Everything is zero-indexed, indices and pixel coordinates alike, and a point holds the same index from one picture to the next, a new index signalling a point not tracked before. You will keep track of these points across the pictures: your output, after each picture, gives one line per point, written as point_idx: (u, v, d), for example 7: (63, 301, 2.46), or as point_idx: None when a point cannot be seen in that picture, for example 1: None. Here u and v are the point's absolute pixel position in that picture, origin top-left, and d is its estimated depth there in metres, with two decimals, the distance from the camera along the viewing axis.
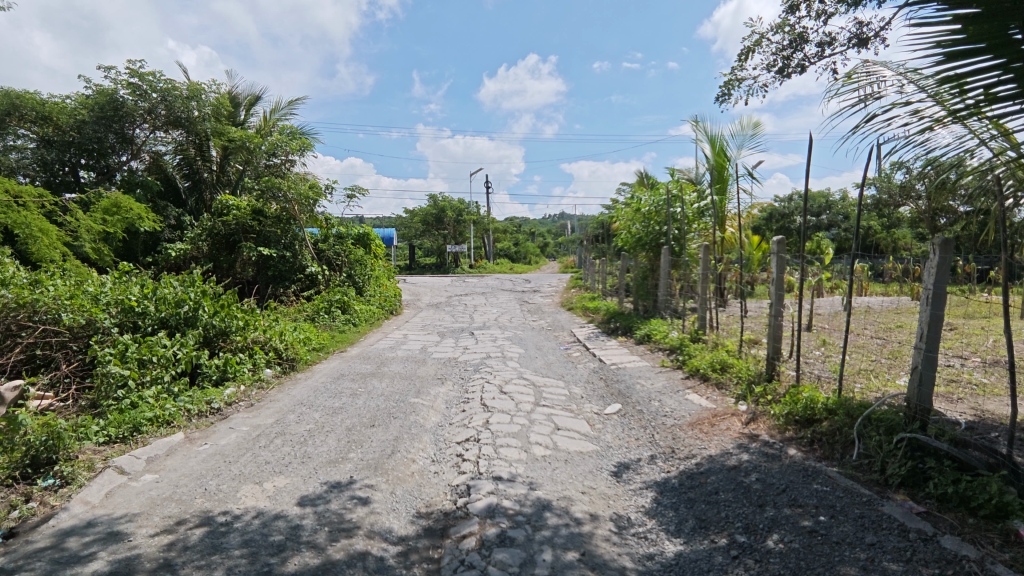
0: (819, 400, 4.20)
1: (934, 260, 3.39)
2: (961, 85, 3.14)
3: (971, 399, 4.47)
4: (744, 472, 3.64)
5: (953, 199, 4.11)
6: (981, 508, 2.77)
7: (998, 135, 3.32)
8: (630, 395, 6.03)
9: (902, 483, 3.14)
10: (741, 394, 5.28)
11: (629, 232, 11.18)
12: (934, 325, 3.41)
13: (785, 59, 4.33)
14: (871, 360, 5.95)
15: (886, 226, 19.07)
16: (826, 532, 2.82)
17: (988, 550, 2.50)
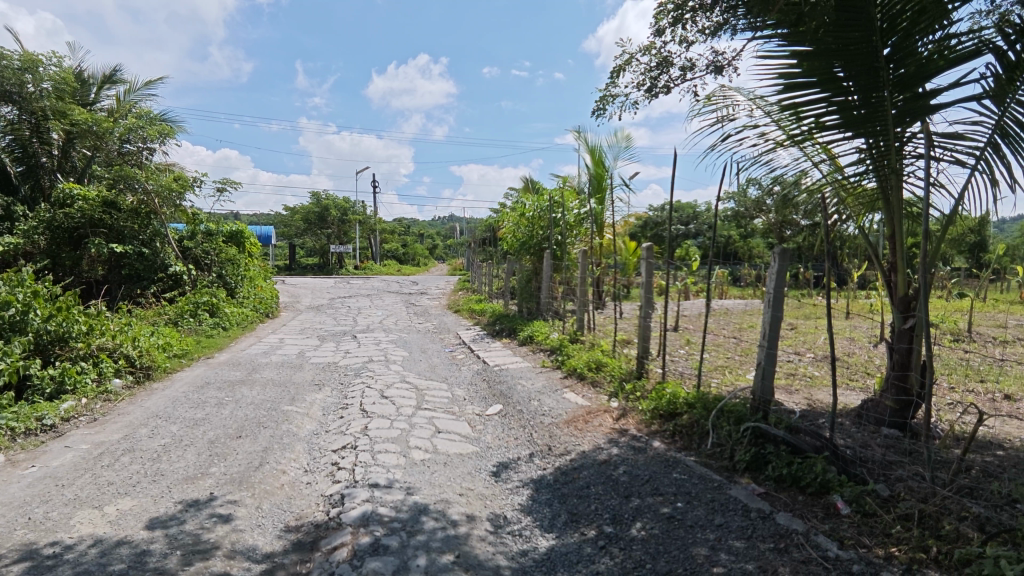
0: (681, 395, 4.55)
1: (774, 267, 3.79)
2: (798, 112, 3.60)
3: (804, 390, 5.09)
4: (613, 466, 3.85)
5: (794, 213, 4.63)
6: (809, 486, 3.14)
7: (826, 160, 3.83)
8: (511, 395, 6.16)
9: (746, 467, 3.49)
10: (613, 392, 5.58)
11: (514, 236, 11.42)
12: (774, 325, 3.83)
13: (653, 80, 4.63)
14: (726, 357, 6.57)
15: (742, 235, 21.15)
16: (683, 517, 3.06)
17: (813, 522, 2.84)
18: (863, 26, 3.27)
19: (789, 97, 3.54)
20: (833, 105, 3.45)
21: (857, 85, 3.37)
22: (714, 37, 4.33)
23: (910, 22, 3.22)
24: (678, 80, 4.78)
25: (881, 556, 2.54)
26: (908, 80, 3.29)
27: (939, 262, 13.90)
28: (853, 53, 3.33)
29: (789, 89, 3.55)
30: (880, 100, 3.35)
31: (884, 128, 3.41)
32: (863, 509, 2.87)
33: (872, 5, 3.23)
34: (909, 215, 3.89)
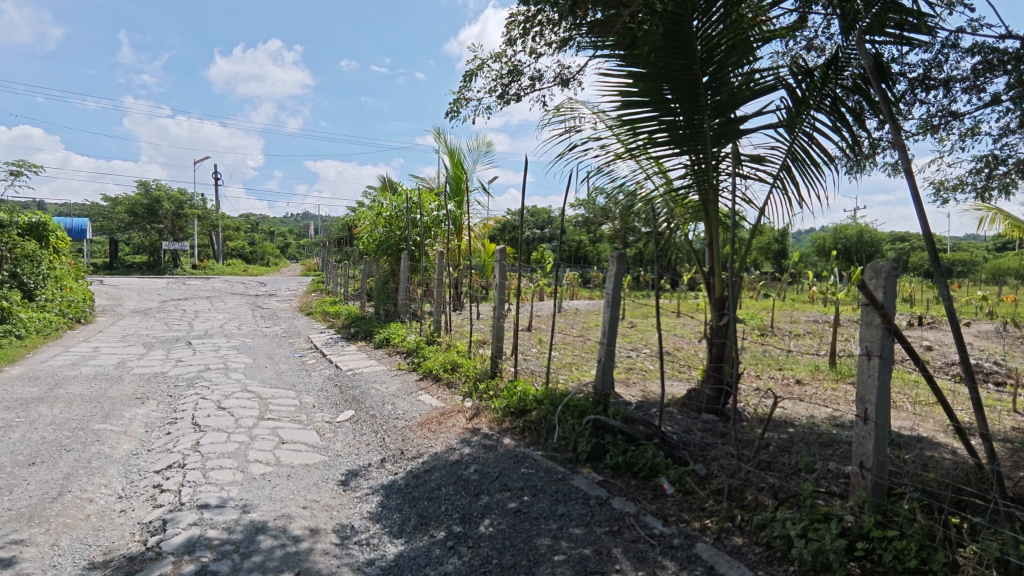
0: (530, 392, 4.73)
1: (613, 270, 4.10)
2: (634, 128, 3.93)
3: (641, 383, 5.56)
4: (464, 465, 3.89)
5: (632, 221, 5.04)
6: (640, 471, 3.44)
7: (657, 172, 4.22)
8: (364, 400, 5.96)
9: (587, 457, 3.73)
10: (468, 391, 5.65)
11: (370, 235, 11.07)
12: (613, 324, 4.13)
13: (504, 87, 4.76)
14: (574, 355, 6.96)
15: (592, 240, 22.58)
16: (528, 510, 3.18)
17: (643, 504, 3.11)
18: (686, 55, 3.65)
19: (626, 114, 3.86)
20: (663, 124, 3.81)
21: (683, 107, 3.76)
22: (560, 52, 4.56)
23: (724, 55, 3.65)
24: (526, 89, 4.97)
25: (697, 529, 2.84)
26: (722, 106, 3.72)
27: (751, 268, 16.01)
28: (677, 78, 3.70)
29: (626, 106, 3.86)
30: (700, 123, 3.76)
31: (703, 147, 3.83)
32: (684, 488, 3.20)
33: (694, 36, 3.62)
34: (725, 225, 4.40)
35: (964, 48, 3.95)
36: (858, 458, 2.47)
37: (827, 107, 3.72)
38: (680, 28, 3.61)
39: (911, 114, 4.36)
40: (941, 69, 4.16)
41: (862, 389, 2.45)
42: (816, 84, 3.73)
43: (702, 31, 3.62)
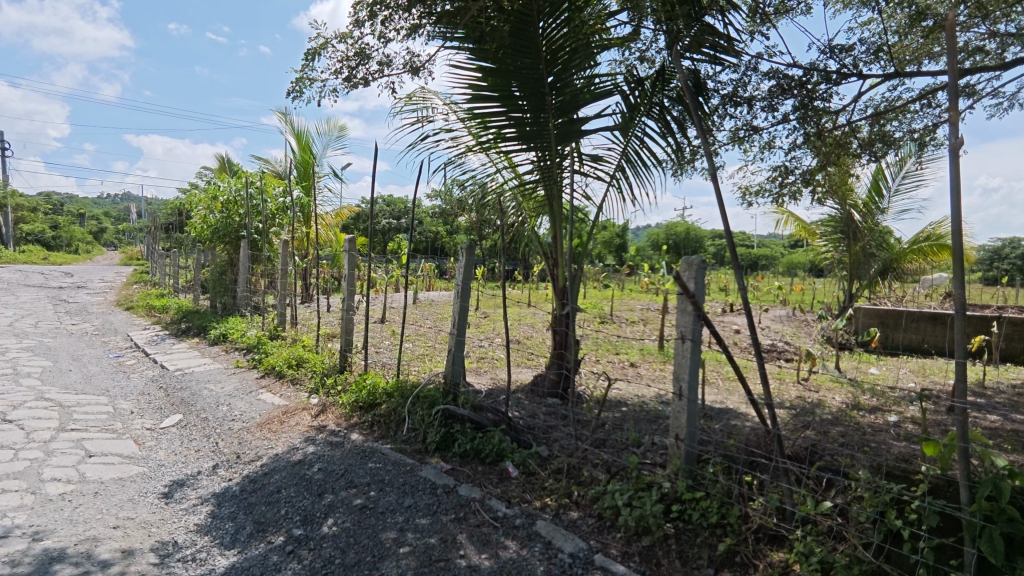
0: (380, 385, 4.63)
1: (462, 262, 4.14)
2: (484, 122, 4.01)
3: (492, 372, 5.72)
4: (307, 465, 3.71)
5: (483, 213, 5.12)
6: (487, 456, 3.55)
7: (506, 167, 4.34)
8: (194, 402, 5.41)
9: (436, 447, 3.78)
10: (314, 388, 5.38)
11: (203, 221, 10.02)
12: (462, 315, 4.18)
13: (350, 69, 4.56)
14: (427, 346, 6.94)
15: (449, 231, 22.60)
16: (374, 505, 3.12)
17: (488, 488, 3.22)
18: (532, 54, 3.80)
19: (476, 108, 3.93)
20: (510, 119, 3.93)
21: (529, 105, 3.91)
22: (410, 39, 4.47)
23: (567, 58, 3.84)
24: (375, 74, 4.80)
25: (538, 507, 3.00)
26: (565, 106, 3.91)
27: (596, 261, 17.14)
28: (523, 75, 3.85)
29: (475, 100, 3.92)
30: (545, 121, 3.93)
31: (547, 145, 4.01)
32: (527, 469, 3.37)
33: (539, 37, 3.77)
34: (572, 219, 4.62)
35: (763, 72, 4.57)
36: (675, 431, 2.77)
37: (655, 115, 4.10)
38: (526, 28, 3.75)
39: (723, 126, 4.95)
40: (745, 88, 4.77)
41: (678, 368, 2.74)
42: (645, 93, 4.08)
43: (546, 33, 3.78)
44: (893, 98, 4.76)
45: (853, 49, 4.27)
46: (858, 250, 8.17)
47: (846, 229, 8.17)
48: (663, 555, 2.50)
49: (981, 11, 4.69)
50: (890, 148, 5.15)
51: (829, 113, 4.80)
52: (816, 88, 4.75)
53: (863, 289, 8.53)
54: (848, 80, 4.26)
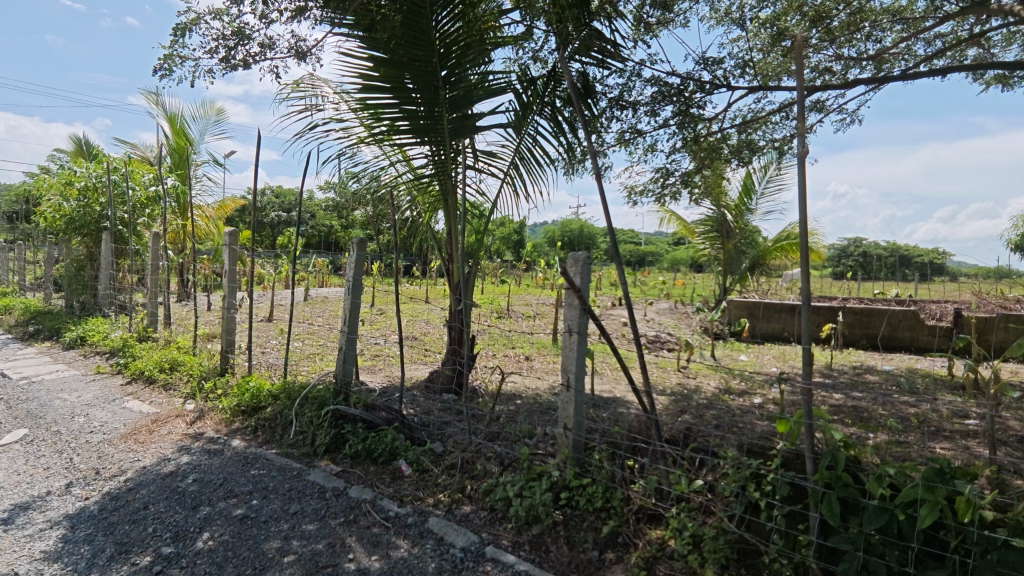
0: (265, 387, 4.37)
1: (354, 256, 4.01)
2: (376, 113, 3.91)
3: (386, 369, 5.61)
4: (180, 477, 3.43)
5: (378, 206, 4.98)
6: (379, 456, 3.48)
7: (400, 160, 4.25)
8: (44, 414, 4.80)
9: (326, 449, 3.64)
10: (189, 393, 4.96)
11: (54, 210, 8.85)
12: (354, 311, 4.04)
13: (227, 50, 4.24)
14: (319, 344, 6.66)
15: (344, 225, 21.78)
16: (256, 514, 2.95)
17: (380, 489, 3.17)
18: (425, 47, 3.75)
19: (367, 98, 3.82)
20: (403, 112, 3.86)
21: (422, 98, 3.86)
22: (294, 21, 4.24)
23: (461, 53, 3.82)
24: (255, 56, 4.50)
25: (431, 504, 3.00)
26: (458, 101, 3.90)
27: (494, 257, 17.30)
28: (416, 68, 3.80)
29: (366, 90, 3.81)
30: (439, 115, 3.89)
31: (441, 139, 3.98)
32: (420, 466, 3.34)
33: (432, 30, 3.73)
34: (468, 214, 4.62)
35: (646, 78, 4.84)
36: (563, 421, 2.87)
37: (547, 114, 4.20)
38: (419, 19, 3.69)
39: (610, 128, 5.19)
40: (630, 93, 5.03)
41: (565, 361, 2.84)
42: (537, 93, 4.17)
43: (439, 26, 3.74)
44: (757, 110, 5.23)
45: (723, 63, 4.64)
46: (731, 248, 9.02)
47: (720, 229, 9.00)
48: (551, 542, 2.59)
49: (829, 35, 5.26)
50: (755, 155, 5.66)
51: (704, 120, 5.18)
52: (692, 97, 5.10)
53: (735, 283, 9.36)
54: (718, 91, 4.62)
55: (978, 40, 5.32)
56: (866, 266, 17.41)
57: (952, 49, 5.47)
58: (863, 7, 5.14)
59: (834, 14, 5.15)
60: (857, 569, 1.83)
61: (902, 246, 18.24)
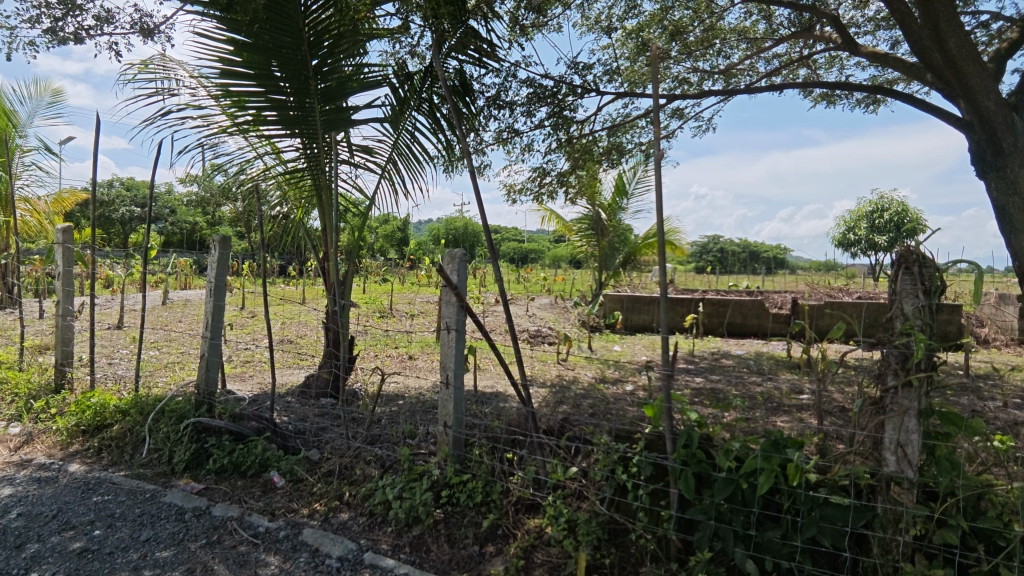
0: (112, 402, 3.91)
1: (215, 255, 3.69)
2: (239, 101, 3.63)
3: (258, 376, 5.25)
4: (0, 512, 2.96)
5: (244, 201, 4.62)
6: (249, 469, 3.25)
7: (268, 152, 3.98)
8: None
9: (186, 467, 3.34)
10: (15, 414, 4.31)
11: None
12: (217, 314, 3.72)
13: (53, 20, 3.73)
14: (179, 352, 6.08)
15: (208, 222, 20.03)
16: (98, 546, 2.62)
17: (248, 504, 2.97)
18: (293, 33, 3.54)
19: (229, 85, 3.54)
20: (270, 102, 3.63)
21: (291, 88, 3.65)
22: None
23: (333, 42, 3.65)
24: (91, 29, 3.99)
25: (305, 515, 2.86)
26: (331, 93, 3.73)
27: (376, 255, 16.84)
28: (284, 55, 3.58)
29: (227, 76, 3.53)
30: (310, 106, 3.70)
31: (313, 132, 3.78)
32: (294, 476, 3.17)
33: (300, 16, 3.54)
34: (345, 211, 4.43)
35: (522, 79, 4.96)
36: (443, 418, 2.86)
37: (425, 110, 4.14)
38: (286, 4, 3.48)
39: (487, 127, 5.26)
40: (507, 93, 5.13)
41: (444, 358, 2.84)
42: (415, 88, 4.10)
43: (308, 13, 3.55)
44: (624, 114, 5.55)
45: (592, 69, 4.88)
46: (606, 245, 9.57)
47: (596, 226, 9.50)
48: (432, 541, 2.59)
49: (686, 49, 5.72)
50: (624, 157, 6.01)
51: (575, 122, 5.40)
52: (564, 99, 5.31)
53: (610, 278, 9.88)
54: (588, 95, 4.84)
55: (806, 61, 6.06)
56: (722, 261, 19.21)
57: (787, 68, 6.18)
58: (714, 25, 5.65)
59: (690, 30, 5.61)
60: (709, 536, 2.02)
61: (752, 243, 20.36)
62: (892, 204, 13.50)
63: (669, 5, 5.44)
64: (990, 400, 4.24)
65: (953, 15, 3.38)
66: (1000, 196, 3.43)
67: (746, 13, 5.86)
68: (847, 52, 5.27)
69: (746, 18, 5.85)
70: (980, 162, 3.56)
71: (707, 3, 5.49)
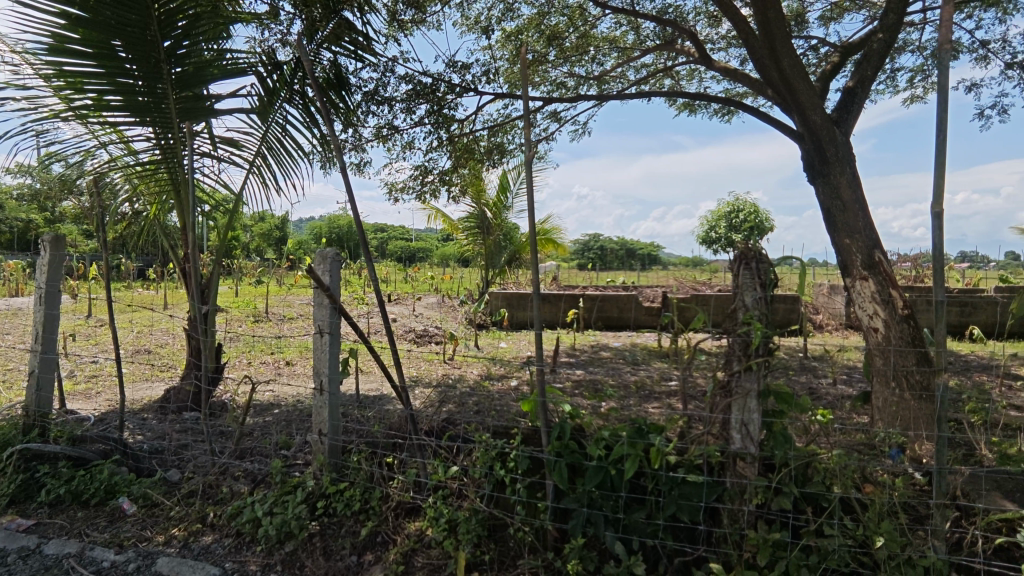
0: None
1: (44, 258, 3.23)
2: (76, 83, 3.21)
3: (107, 391, 4.70)
4: None
5: (85, 197, 4.09)
6: (91, 498, 2.88)
7: (114, 142, 3.55)
8: None
9: (11, 502, 2.91)
10: None
11: None
12: (49, 325, 3.27)
13: None
14: (7, 370, 5.27)
15: (46, 219, 17.55)
16: None
17: (90, 537, 2.66)
18: (140, 10, 3.17)
19: (63, 64, 3.12)
20: (114, 86, 3.25)
21: (141, 71, 3.29)
22: None
23: (189, 23, 3.34)
24: None
25: (161, 543, 2.62)
26: (188, 79, 3.40)
27: (251, 256, 15.72)
28: (130, 35, 3.21)
29: (59, 54, 3.10)
30: (163, 93, 3.36)
31: (168, 121, 3.43)
32: (148, 501, 2.87)
33: None
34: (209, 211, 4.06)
35: (400, 75, 4.87)
36: (318, 426, 2.73)
37: (297, 103, 3.90)
38: None
39: (366, 123, 5.10)
40: (385, 89, 5.00)
41: (317, 363, 2.71)
42: (285, 79, 3.85)
43: None
44: (504, 115, 5.63)
45: (471, 68, 4.90)
46: (492, 243, 9.68)
47: (481, 225, 9.57)
48: (306, 556, 2.48)
49: (563, 54, 5.92)
50: (506, 157, 6.10)
51: (457, 121, 5.39)
52: (444, 98, 5.28)
53: (496, 276, 10.01)
54: (466, 94, 4.86)
55: (670, 71, 6.52)
56: (603, 258, 20.18)
57: (653, 77, 6.61)
58: (588, 32, 5.89)
59: (566, 35, 5.81)
60: (583, 522, 2.12)
61: (629, 241, 21.58)
62: (746, 206, 14.96)
63: (546, 10, 5.61)
64: (822, 378, 4.85)
65: (787, 38, 3.84)
66: (826, 198, 3.84)
67: (617, 24, 6.18)
68: (704, 66, 5.74)
69: (616, 28, 6.16)
70: (810, 169, 3.96)
71: (581, 11, 5.71)
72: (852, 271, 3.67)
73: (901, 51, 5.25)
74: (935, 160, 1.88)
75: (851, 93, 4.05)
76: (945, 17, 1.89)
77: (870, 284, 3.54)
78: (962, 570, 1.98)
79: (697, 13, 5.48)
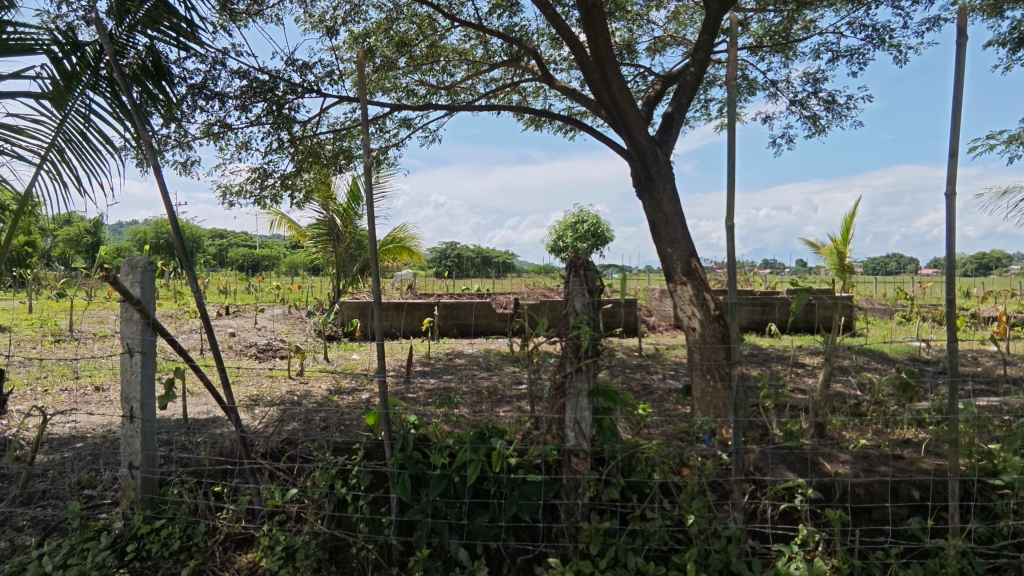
0: None
1: None
2: None
3: None
4: None
5: None
6: None
7: None
8: None
9: None
10: None
11: None
12: None
13: None
14: None
15: None
16: None
17: None
18: None
19: None
20: None
21: None
22: None
23: None
24: None
25: None
26: None
27: (50, 265, 13.45)
28: None
29: None
30: None
31: None
32: None
33: None
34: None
35: (232, 69, 4.48)
36: (128, 459, 2.41)
37: (104, 91, 3.37)
38: None
39: (192, 118, 4.62)
40: (215, 83, 4.59)
41: (127, 388, 2.39)
42: (87, 61, 3.34)
43: None
44: (352, 119, 5.44)
45: (312, 69, 4.69)
46: (343, 251, 9.30)
47: (331, 232, 9.14)
48: None
49: (413, 62, 5.87)
50: (354, 162, 5.89)
51: (298, 123, 5.10)
52: (284, 96, 4.98)
53: (348, 286, 9.62)
54: (308, 95, 4.64)
55: (516, 88, 6.79)
56: (459, 266, 20.32)
57: (502, 91, 6.81)
58: (437, 43, 5.90)
59: (415, 44, 5.79)
60: (427, 533, 2.12)
61: (484, 250, 21.98)
62: (590, 218, 16.04)
63: (394, 16, 5.54)
64: (654, 375, 5.31)
65: (615, 64, 4.18)
66: (651, 211, 4.24)
67: (465, 37, 6.28)
68: (546, 83, 6.04)
69: (465, 41, 6.26)
70: (638, 184, 4.36)
71: (430, 21, 5.72)
72: (673, 276, 4.09)
73: (711, 83, 5.98)
74: (728, 181, 2.15)
75: (670, 118, 4.53)
76: (733, 60, 2.18)
77: (687, 288, 3.98)
78: (756, 536, 2.29)
79: (540, 34, 5.76)
